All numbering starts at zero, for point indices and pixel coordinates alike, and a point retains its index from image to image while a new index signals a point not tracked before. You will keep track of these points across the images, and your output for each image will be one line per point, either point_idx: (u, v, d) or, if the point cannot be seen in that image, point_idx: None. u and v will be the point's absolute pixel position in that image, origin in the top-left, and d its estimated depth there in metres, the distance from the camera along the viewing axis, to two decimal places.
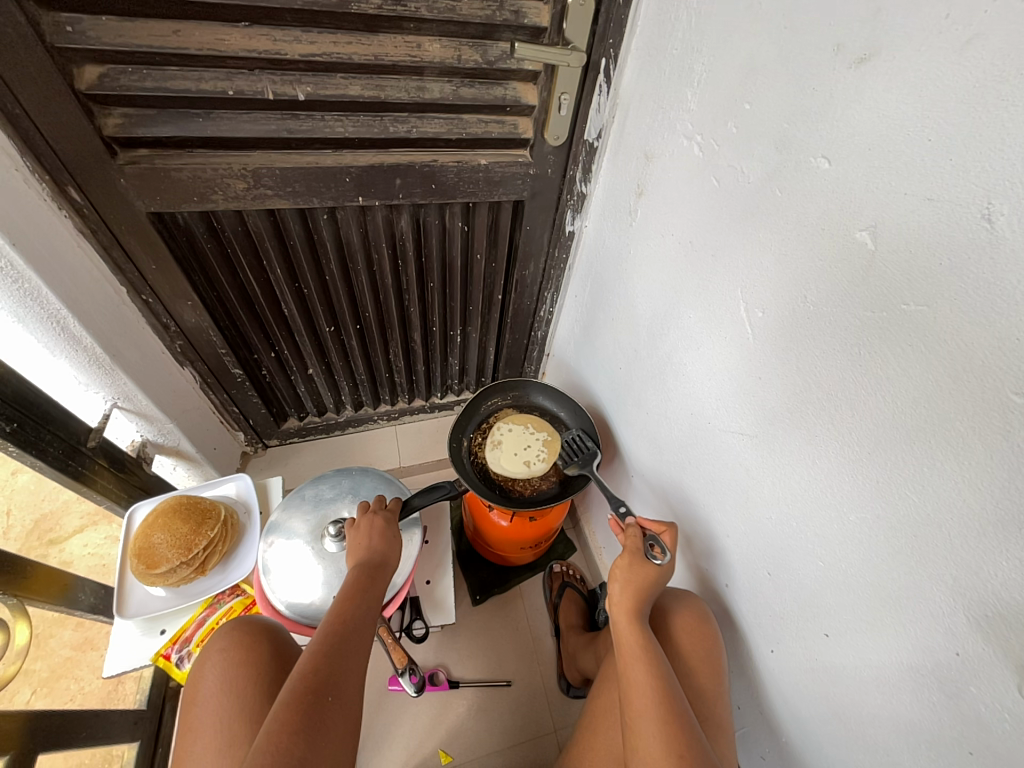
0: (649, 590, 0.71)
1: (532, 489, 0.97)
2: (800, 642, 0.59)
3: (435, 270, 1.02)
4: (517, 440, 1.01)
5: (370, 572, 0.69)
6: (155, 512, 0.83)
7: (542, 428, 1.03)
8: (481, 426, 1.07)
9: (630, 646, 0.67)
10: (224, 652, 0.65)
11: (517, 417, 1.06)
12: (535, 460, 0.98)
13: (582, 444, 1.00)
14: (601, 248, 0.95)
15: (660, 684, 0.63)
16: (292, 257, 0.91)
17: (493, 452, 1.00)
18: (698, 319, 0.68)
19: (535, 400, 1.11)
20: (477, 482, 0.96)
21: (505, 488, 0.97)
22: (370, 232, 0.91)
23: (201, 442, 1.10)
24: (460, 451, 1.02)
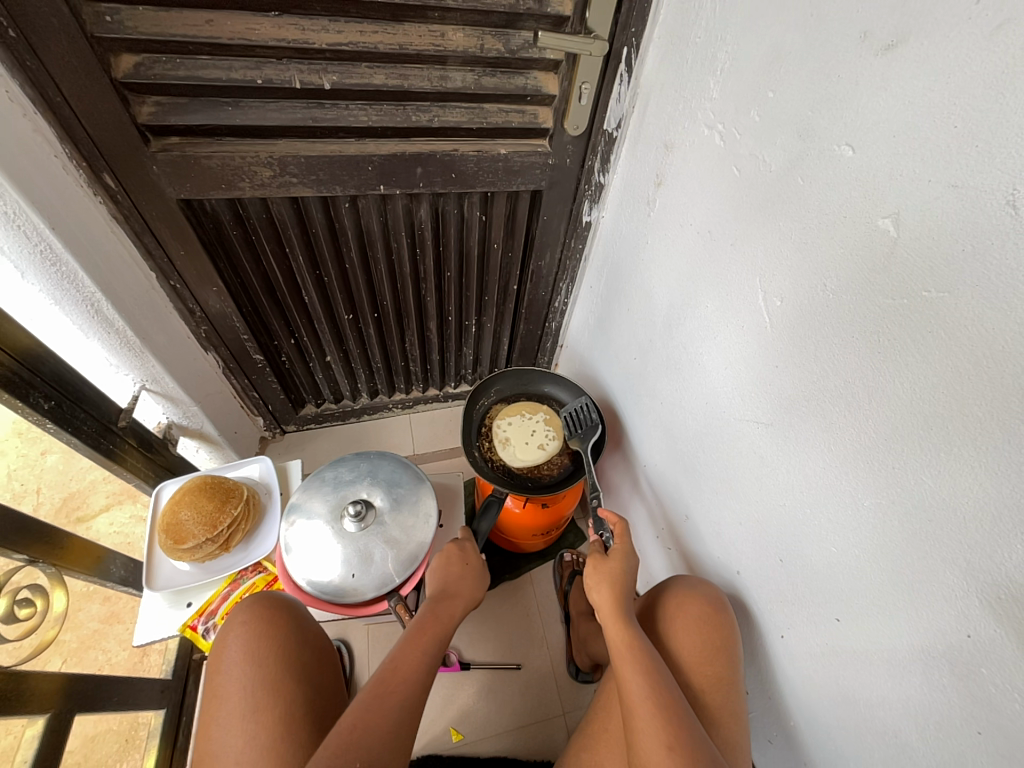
0: (623, 586, 0.76)
1: (558, 467, 1.01)
2: (811, 628, 0.60)
3: (453, 259, 1.03)
4: (520, 431, 1.01)
5: (434, 617, 0.71)
6: (183, 489, 0.86)
7: (538, 409, 1.05)
8: (483, 431, 1.07)
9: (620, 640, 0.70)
10: (246, 625, 0.67)
11: (509, 409, 1.06)
12: (544, 440, 1.00)
13: (586, 412, 1.03)
14: (618, 239, 0.95)
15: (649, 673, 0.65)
16: (314, 245, 0.93)
17: (506, 452, 0.99)
18: (714, 309, 0.69)
19: (533, 384, 1.13)
20: (510, 485, 0.98)
21: (537, 478, 1.00)
22: (390, 220, 0.93)
23: (222, 425, 1.13)
24: (477, 460, 1.00)
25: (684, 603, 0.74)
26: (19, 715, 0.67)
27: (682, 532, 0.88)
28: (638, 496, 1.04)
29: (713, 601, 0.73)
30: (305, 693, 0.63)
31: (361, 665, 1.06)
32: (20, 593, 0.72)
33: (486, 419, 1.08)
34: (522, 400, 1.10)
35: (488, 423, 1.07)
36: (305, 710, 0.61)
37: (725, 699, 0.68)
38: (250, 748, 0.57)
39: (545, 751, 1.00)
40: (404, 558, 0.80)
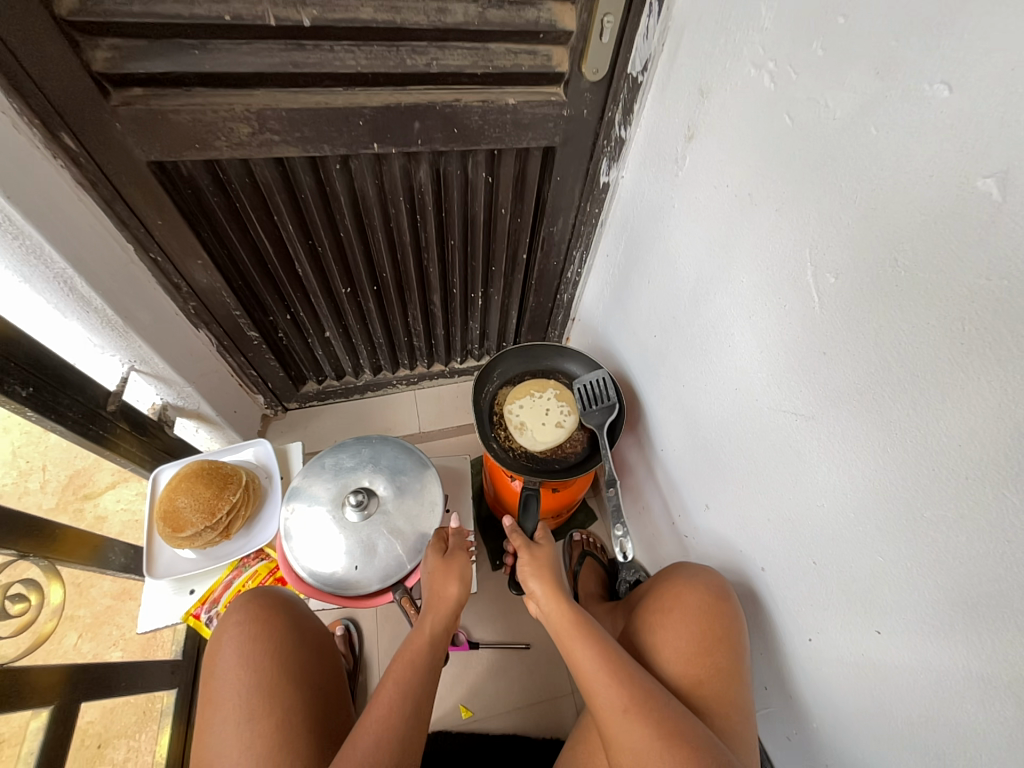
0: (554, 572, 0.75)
1: (580, 444, 0.96)
2: (844, 636, 0.55)
3: (456, 225, 0.95)
4: (535, 412, 0.98)
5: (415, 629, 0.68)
6: (179, 475, 0.83)
7: (546, 386, 1.01)
8: (496, 420, 0.99)
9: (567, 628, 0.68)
10: (240, 626, 0.64)
11: (518, 391, 1.01)
12: (561, 418, 0.97)
13: (601, 389, 0.95)
14: (639, 201, 0.85)
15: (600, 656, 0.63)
16: (305, 212, 0.85)
17: (526, 439, 0.96)
18: (750, 284, 0.61)
19: (537, 359, 1.06)
20: (538, 472, 0.93)
21: (563, 458, 0.96)
22: (387, 184, 0.84)
23: (220, 404, 1.09)
24: (497, 452, 0.94)
25: (687, 594, 0.69)
26: (22, 709, 0.66)
27: (699, 522, 0.83)
28: (651, 480, 0.99)
29: (718, 590, 0.68)
30: (302, 697, 0.60)
31: (369, 643, 1.06)
32: (11, 588, 0.70)
33: (496, 407, 1.01)
34: (529, 380, 1.03)
35: (498, 410, 1.00)
36: (302, 717, 0.58)
37: (722, 692, 0.64)
38: (247, 757, 0.54)
39: (553, 729, 1.01)
40: (409, 550, 0.77)
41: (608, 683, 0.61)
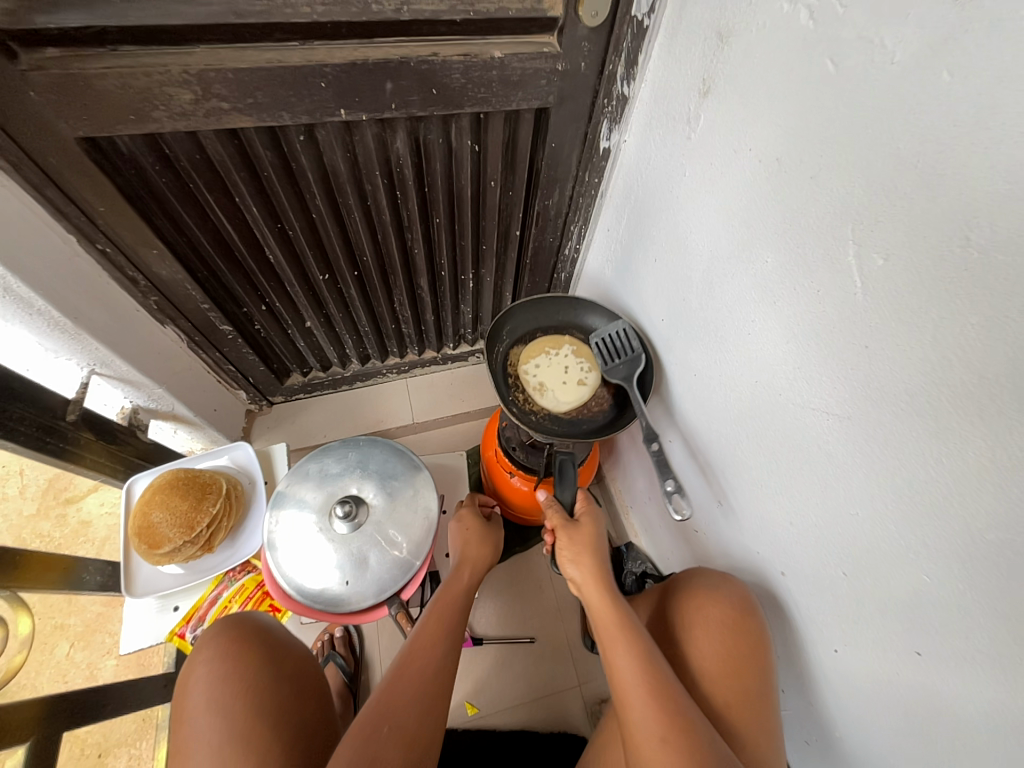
0: (597, 555, 0.71)
1: (606, 401, 0.88)
2: (875, 651, 0.51)
3: (441, 202, 0.86)
4: (552, 372, 0.89)
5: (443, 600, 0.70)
6: (152, 488, 0.77)
7: (563, 343, 0.93)
8: (511, 383, 0.90)
9: (608, 626, 0.63)
10: (211, 663, 0.58)
11: (531, 351, 0.93)
12: (582, 375, 0.89)
13: (626, 343, 0.84)
14: (644, 168, 0.76)
15: (643, 665, 0.58)
16: (270, 191, 0.76)
17: (546, 400, 0.87)
18: (777, 264, 0.53)
19: (549, 315, 0.96)
20: (566, 433, 0.84)
21: (591, 416, 0.86)
22: (360, 157, 0.74)
23: (197, 403, 1.02)
24: (519, 412, 0.85)
25: (706, 608, 0.66)
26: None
27: (710, 519, 0.78)
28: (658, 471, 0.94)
29: (742, 603, 0.64)
30: (281, 740, 0.53)
31: (370, 643, 1.03)
32: None
33: (509, 369, 0.91)
34: (541, 338, 0.94)
35: (512, 372, 0.91)
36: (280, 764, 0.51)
37: (749, 713, 0.61)
38: None
39: (561, 722, 1.00)
40: (403, 561, 0.72)
41: (648, 699, 0.56)
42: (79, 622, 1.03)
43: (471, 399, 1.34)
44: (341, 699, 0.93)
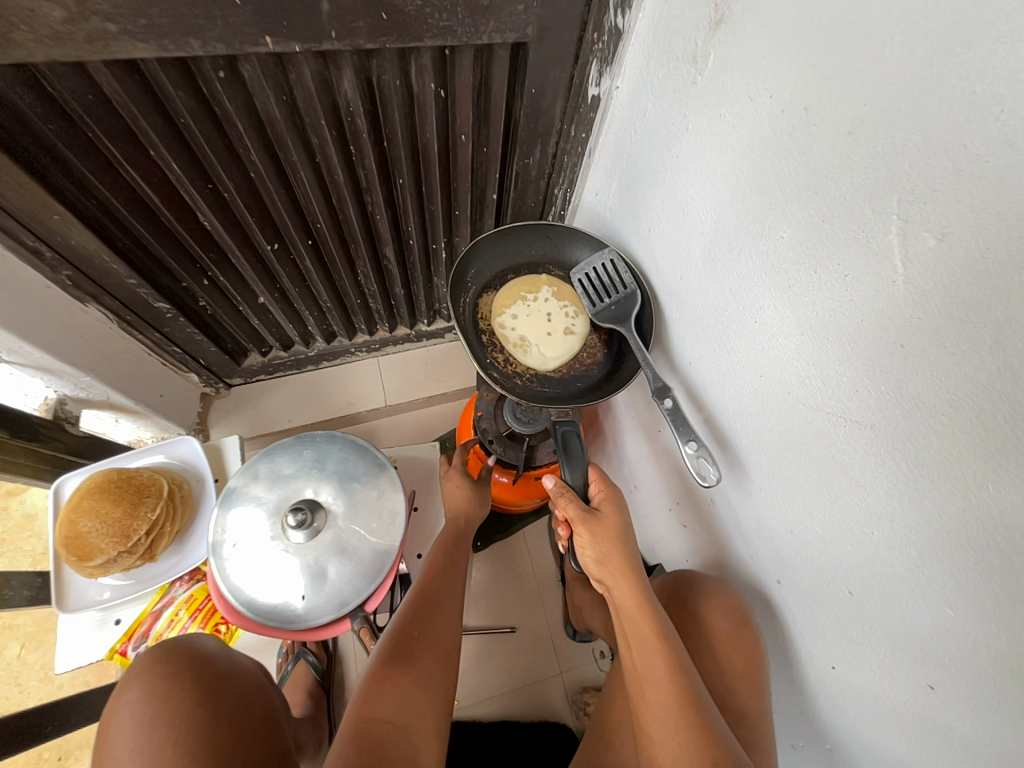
0: (623, 550, 0.59)
1: (596, 349, 0.80)
2: (880, 676, 0.47)
3: (404, 159, 0.73)
4: (533, 323, 0.81)
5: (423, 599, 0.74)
6: (80, 493, 0.68)
7: (545, 286, 0.83)
8: (487, 338, 0.81)
9: (637, 633, 0.54)
10: (140, 705, 0.51)
11: (506, 299, 0.83)
12: (567, 323, 0.81)
13: (615, 277, 0.73)
14: (639, 119, 0.65)
15: (678, 683, 0.51)
16: (193, 144, 0.63)
17: (531, 358, 0.80)
18: (795, 240, 0.45)
19: (523, 249, 0.85)
20: (558, 395, 0.77)
21: (582, 369, 0.79)
22: (300, 100, 0.62)
23: (137, 390, 0.92)
24: (502, 377, 0.77)
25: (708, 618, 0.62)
26: None
27: (701, 516, 0.73)
28: (645, 461, 0.88)
29: (736, 614, 0.62)
30: None
31: (343, 639, 0.99)
32: None
33: (484, 323, 0.82)
34: (516, 282, 0.84)
35: (486, 325, 0.82)
36: None
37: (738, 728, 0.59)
38: None
39: (542, 711, 0.98)
40: (365, 571, 0.66)
41: (685, 726, 0.49)
42: (29, 622, 0.96)
43: (449, 379, 1.26)
44: (311, 697, 0.87)
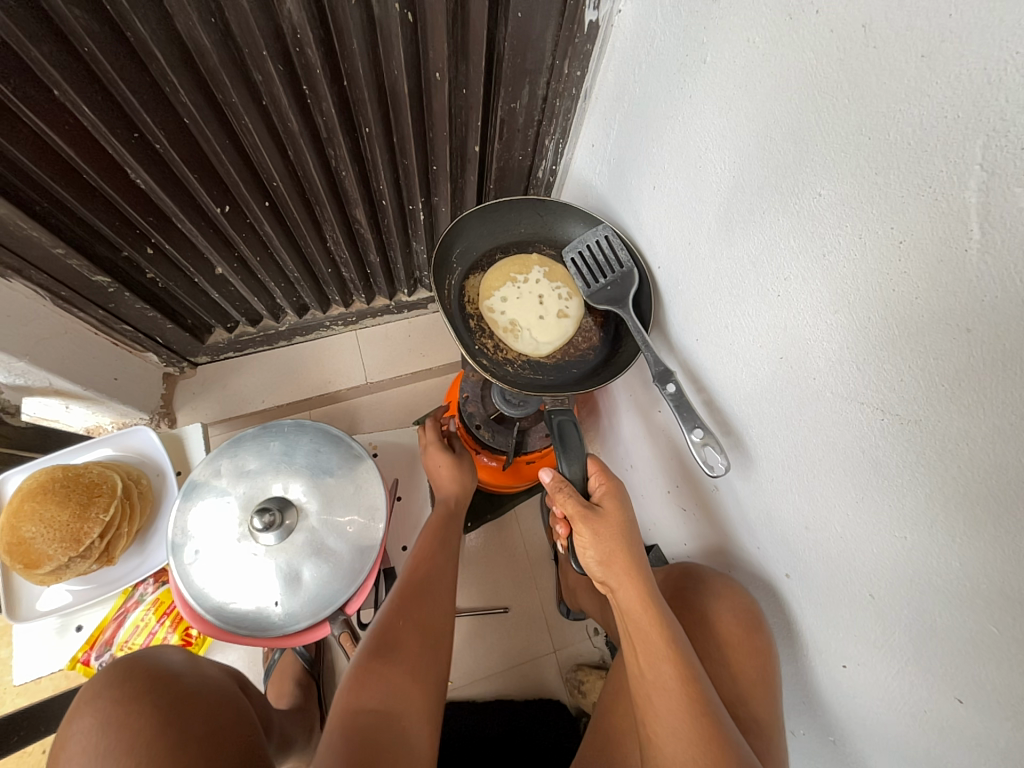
0: (626, 547, 0.56)
1: (593, 335, 0.73)
2: (899, 682, 0.44)
3: (369, 102, 0.62)
4: (524, 306, 0.73)
5: (411, 587, 0.69)
6: (20, 495, 0.61)
7: (534, 265, 0.75)
8: (474, 323, 0.73)
9: (644, 638, 0.52)
10: (99, 742, 0.46)
11: (494, 279, 0.75)
12: (560, 305, 0.73)
13: (609, 256, 0.67)
14: (647, 51, 0.55)
15: (688, 688, 0.49)
16: (103, 81, 0.51)
17: (523, 344, 0.73)
18: (840, 200, 0.37)
19: (510, 225, 0.76)
20: (552, 383, 0.70)
21: (577, 355, 0.72)
22: (233, 23, 0.50)
23: (85, 376, 0.83)
24: (492, 365, 0.70)
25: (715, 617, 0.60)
26: None
27: (703, 503, 0.69)
28: (642, 442, 0.82)
29: (746, 616, 0.59)
30: None
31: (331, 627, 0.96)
32: None
33: (472, 307, 0.74)
34: (505, 261, 0.76)
35: (474, 309, 0.74)
36: None
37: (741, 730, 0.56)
38: None
39: (536, 689, 0.98)
40: (344, 572, 0.60)
41: (694, 733, 0.47)
42: None
43: (434, 354, 1.18)
44: (301, 688, 0.85)
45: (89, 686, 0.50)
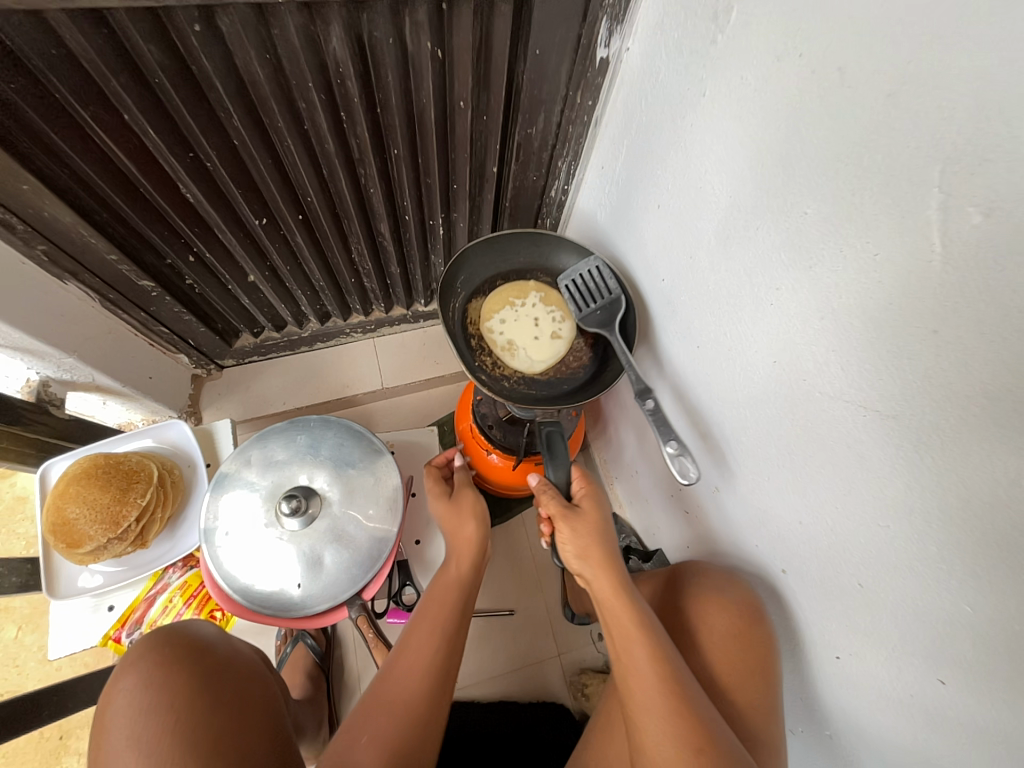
0: (602, 543, 0.60)
1: (583, 354, 0.77)
2: (888, 669, 0.46)
3: (398, 127, 0.69)
4: (521, 328, 0.78)
5: (384, 703, 0.55)
6: (66, 480, 0.66)
7: (531, 291, 0.80)
8: (474, 343, 0.77)
9: (621, 626, 0.55)
10: (139, 697, 0.50)
11: (494, 302, 0.80)
12: (555, 327, 0.78)
13: (599, 285, 0.72)
14: (653, 85, 0.60)
15: (663, 670, 0.52)
16: (168, 106, 0.58)
17: (519, 362, 0.77)
18: (824, 218, 0.41)
19: (509, 255, 0.82)
20: (546, 398, 0.74)
21: (569, 373, 0.76)
22: (285, 58, 0.57)
23: (124, 373, 0.89)
24: (489, 381, 0.73)
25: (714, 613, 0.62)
26: None
27: (704, 505, 0.72)
28: (646, 447, 0.86)
29: (747, 610, 0.61)
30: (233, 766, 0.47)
31: (342, 623, 0.99)
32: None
33: (473, 328, 0.78)
34: (504, 286, 0.81)
35: (474, 330, 0.78)
36: None
37: (739, 722, 0.58)
38: None
39: (539, 692, 0.99)
40: (361, 559, 0.64)
41: (668, 712, 0.49)
42: (24, 605, 0.98)
43: (447, 362, 1.23)
44: (312, 680, 0.88)
45: (134, 647, 0.54)
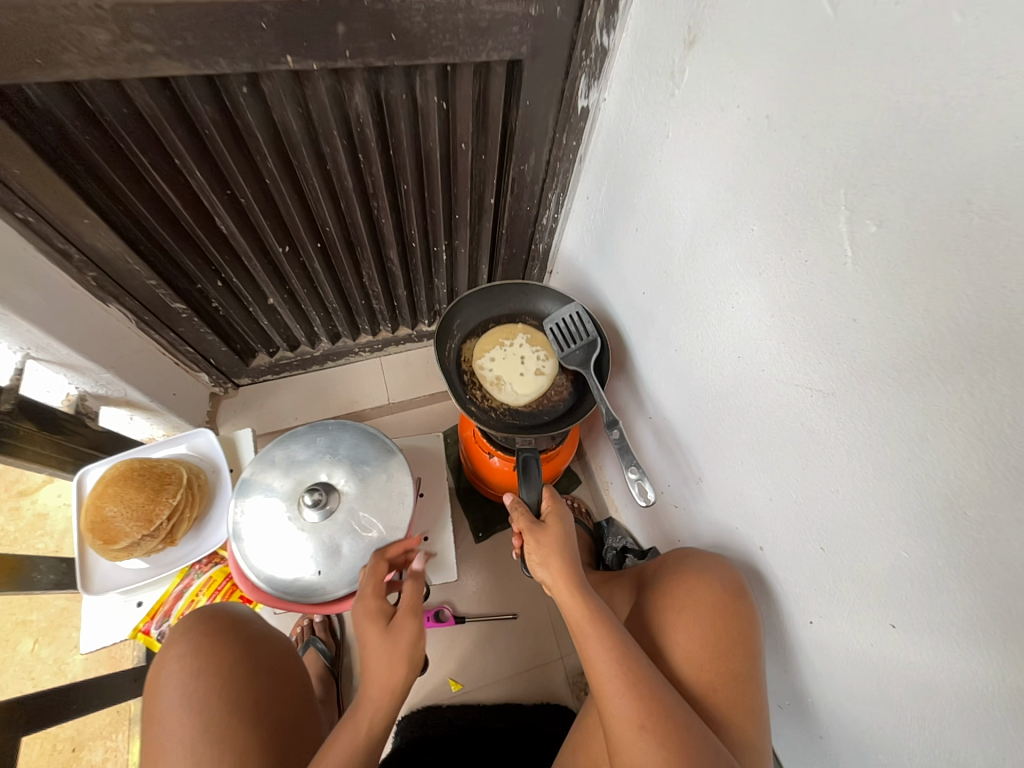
0: (564, 551, 0.67)
1: (564, 391, 0.85)
2: (852, 623, 0.52)
3: (408, 166, 0.79)
4: (508, 366, 0.86)
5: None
6: (105, 481, 0.72)
7: (517, 332, 0.89)
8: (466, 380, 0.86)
9: (578, 623, 0.61)
10: (183, 661, 0.59)
11: (485, 344, 0.89)
12: (538, 364, 0.87)
13: (579, 330, 0.82)
14: (626, 129, 0.71)
15: (617, 656, 0.57)
16: (213, 152, 0.67)
17: (505, 395, 0.85)
18: (765, 233, 0.50)
19: (498, 301, 0.91)
20: (529, 429, 0.82)
21: (551, 407, 0.85)
22: (315, 111, 0.67)
23: (152, 388, 0.96)
24: (478, 413, 0.82)
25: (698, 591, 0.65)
26: None
27: (689, 497, 0.78)
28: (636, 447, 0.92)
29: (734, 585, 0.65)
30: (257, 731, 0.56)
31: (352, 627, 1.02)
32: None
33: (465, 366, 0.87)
34: (495, 328, 0.90)
35: (467, 368, 0.87)
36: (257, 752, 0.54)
37: (727, 691, 0.62)
38: None
39: (543, 693, 1.02)
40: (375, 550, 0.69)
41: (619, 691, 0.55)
42: (42, 617, 1.01)
43: None
44: (323, 681, 0.91)
45: (184, 622, 0.64)
